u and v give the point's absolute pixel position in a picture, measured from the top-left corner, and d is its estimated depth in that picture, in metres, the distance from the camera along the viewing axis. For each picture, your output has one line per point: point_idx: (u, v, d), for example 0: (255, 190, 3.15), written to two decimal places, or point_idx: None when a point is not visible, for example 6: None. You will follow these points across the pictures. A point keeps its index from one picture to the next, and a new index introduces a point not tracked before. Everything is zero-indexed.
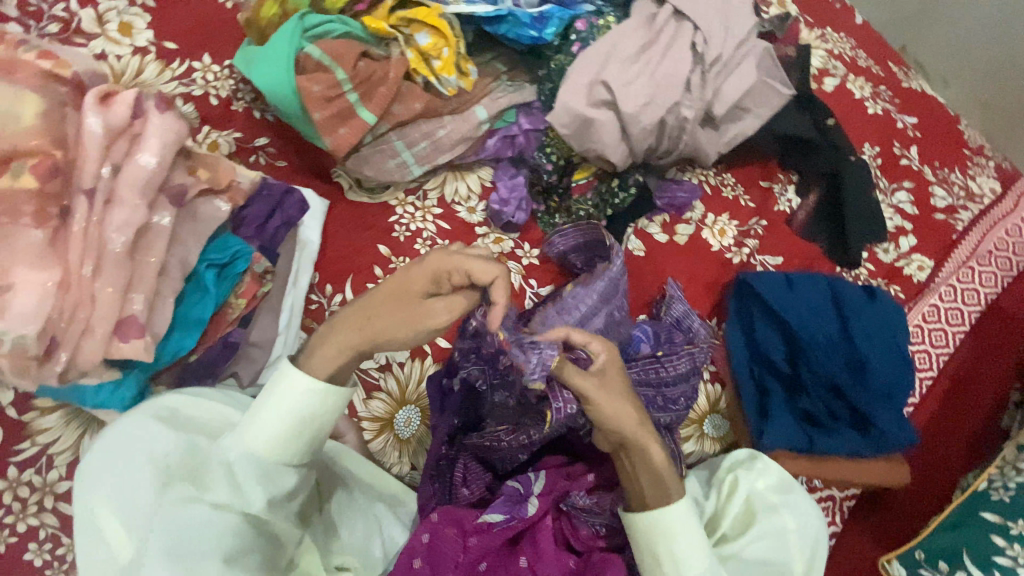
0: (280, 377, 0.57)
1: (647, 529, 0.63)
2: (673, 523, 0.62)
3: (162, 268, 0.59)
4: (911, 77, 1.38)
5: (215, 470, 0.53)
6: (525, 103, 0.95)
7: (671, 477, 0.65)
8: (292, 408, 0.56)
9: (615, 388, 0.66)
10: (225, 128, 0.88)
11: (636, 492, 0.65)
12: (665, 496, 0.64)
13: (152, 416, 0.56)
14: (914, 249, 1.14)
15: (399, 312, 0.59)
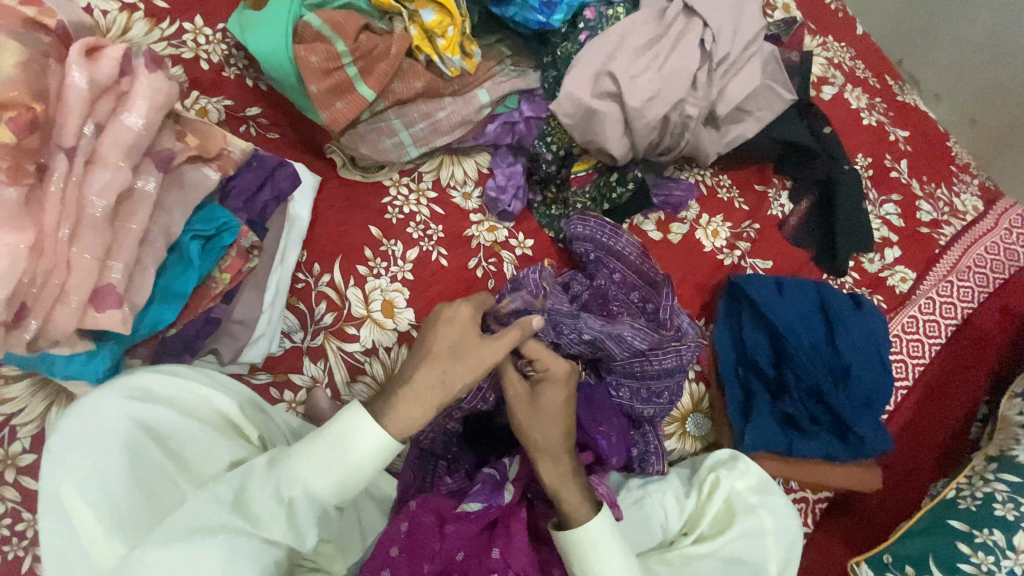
0: (349, 417, 0.54)
1: (564, 540, 0.62)
2: (579, 542, 0.61)
3: (143, 237, 0.56)
4: (906, 90, 1.40)
5: (266, 499, 0.51)
6: (527, 90, 0.93)
7: (573, 502, 0.62)
8: (363, 456, 0.53)
9: (542, 412, 0.64)
10: (214, 95, 0.84)
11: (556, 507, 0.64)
12: (571, 521, 0.62)
13: (130, 397, 0.53)
14: (898, 261, 1.16)
15: (462, 366, 0.59)
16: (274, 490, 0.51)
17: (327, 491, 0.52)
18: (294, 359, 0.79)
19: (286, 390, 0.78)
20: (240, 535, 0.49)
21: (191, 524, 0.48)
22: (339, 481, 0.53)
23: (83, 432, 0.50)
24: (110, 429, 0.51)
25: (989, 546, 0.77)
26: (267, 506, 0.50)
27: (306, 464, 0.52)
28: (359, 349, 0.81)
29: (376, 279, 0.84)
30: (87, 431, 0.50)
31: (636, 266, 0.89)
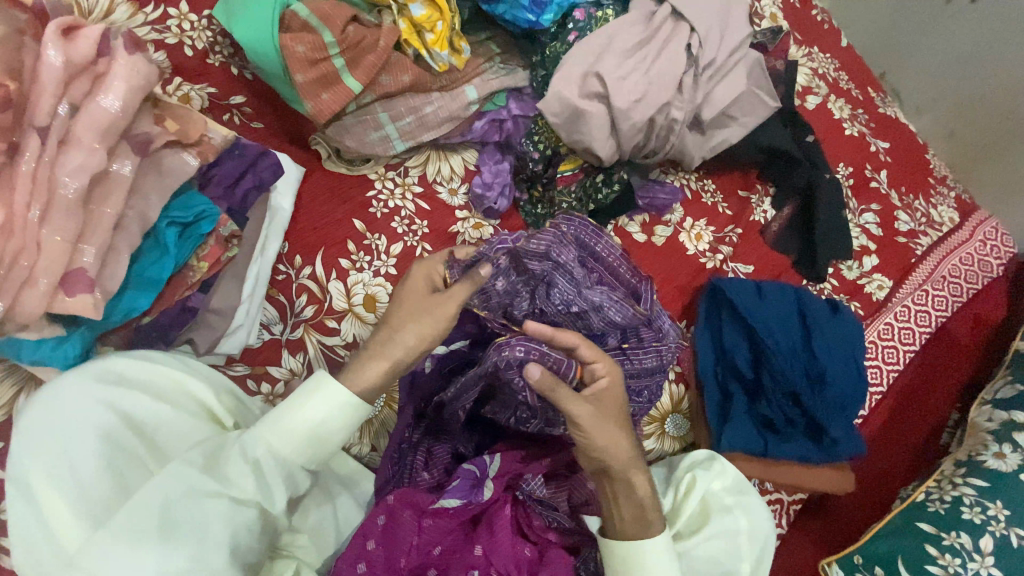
0: (318, 382, 0.56)
1: (617, 554, 0.63)
2: (642, 556, 0.62)
3: (117, 221, 0.55)
4: (888, 103, 1.43)
5: (236, 461, 0.51)
6: (516, 88, 0.93)
7: (651, 509, 0.65)
8: (327, 413, 0.55)
9: (609, 421, 0.64)
10: (198, 82, 0.83)
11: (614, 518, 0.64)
12: (643, 531, 0.63)
13: (97, 379, 0.52)
14: (876, 269, 1.19)
15: (424, 323, 0.61)
16: (242, 453, 0.52)
17: (295, 450, 0.54)
18: (273, 351, 0.78)
19: (263, 382, 0.77)
20: (213, 499, 0.49)
21: (155, 499, 0.47)
22: (308, 438, 0.55)
23: (44, 416, 0.49)
24: (77, 410, 0.50)
25: (955, 548, 0.79)
26: (238, 466, 0.51)
27: (270, 427, 0.54)
28: (340, 342, 0.80)
29: (358, 272, 0.83)
30: (51, 412, 0.49)
31: (609, 262, 0.90)
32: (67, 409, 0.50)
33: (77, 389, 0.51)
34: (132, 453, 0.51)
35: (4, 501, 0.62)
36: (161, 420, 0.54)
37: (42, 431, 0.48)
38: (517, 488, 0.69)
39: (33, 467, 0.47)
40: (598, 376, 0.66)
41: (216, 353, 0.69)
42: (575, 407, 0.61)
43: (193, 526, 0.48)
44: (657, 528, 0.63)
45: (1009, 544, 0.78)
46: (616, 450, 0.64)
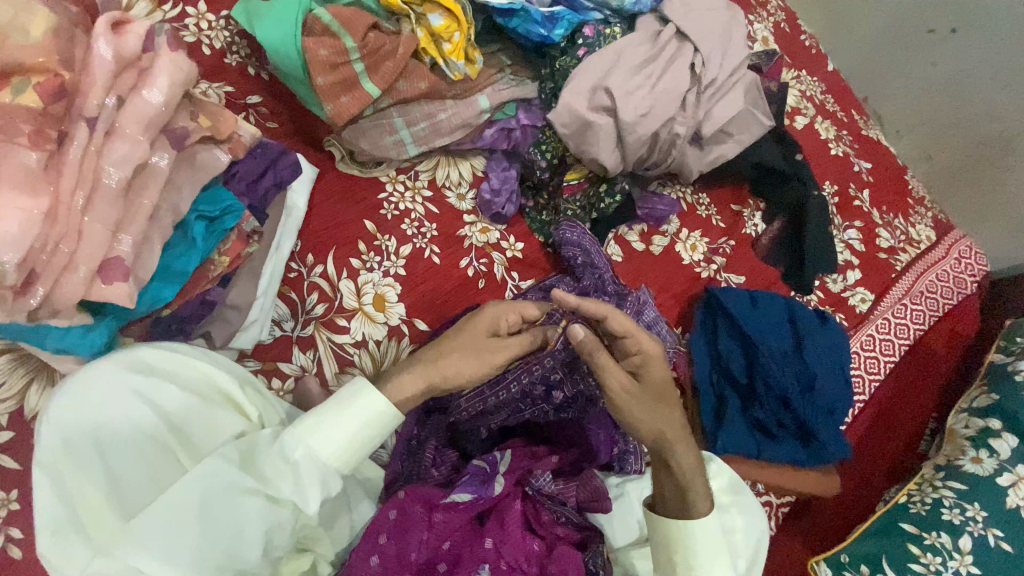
0: (356, 391, 0.58)
1: (670, 536, 0.67)
2: (693, 537, 0.66)
3: (152, 213, 0.56)
4: (870, 126, 1.51)
5: (271, 460, 0.52)
6: (526, 99, 0.96)
7: (696, 488, 0.67)
8: (362, 419, 0.58)
9: (649, 396, 0.68)
10: (215, 80, 0.85)
11: (666, 500, 0.69)
12: (687, 510, 0.67)
13: (125, 369, 0.53)
14: (859, 282, 1.25)
15: (469, 363, 0.65)
16: (279, 453, 0.53)
17: (330, 454, 0.55)
18: (283, 347, 0.79)
19: (274, 378, 0.78)
20: (249, 497, 0.51)
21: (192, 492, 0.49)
22: (340, 442, 0.56)
23: (75, 407, 0.50)
24: (108, 401, 0.51)
25: (936, 547, 0.83)
26: (271, 465, 0.52)
27: (307, 429, 0.55)
28: (349, 341, 0.82)
29: (368, 272, 0.85)
30: (83, 403, 0.50)
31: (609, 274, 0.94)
32: (98, 402, 0.51)
33: (107, 378, 0.51)
34: (162, 445, 0.53)
35: (13, 491, 0.61)
36: (190, 411, 0.55)
37: (74, 424, 0.49)
38: (526, 483, 0.72)
39: (70, 458, 0.49)
40: (630, 350, 0.69)
41: (230, 348, 0.69)
42: (609, 376, 0.65)
43: (228, 521, 0.50)
44: (706, 509, 0.67)
45: (985, 544, 0.83)
46: (661, 427, 0.67)
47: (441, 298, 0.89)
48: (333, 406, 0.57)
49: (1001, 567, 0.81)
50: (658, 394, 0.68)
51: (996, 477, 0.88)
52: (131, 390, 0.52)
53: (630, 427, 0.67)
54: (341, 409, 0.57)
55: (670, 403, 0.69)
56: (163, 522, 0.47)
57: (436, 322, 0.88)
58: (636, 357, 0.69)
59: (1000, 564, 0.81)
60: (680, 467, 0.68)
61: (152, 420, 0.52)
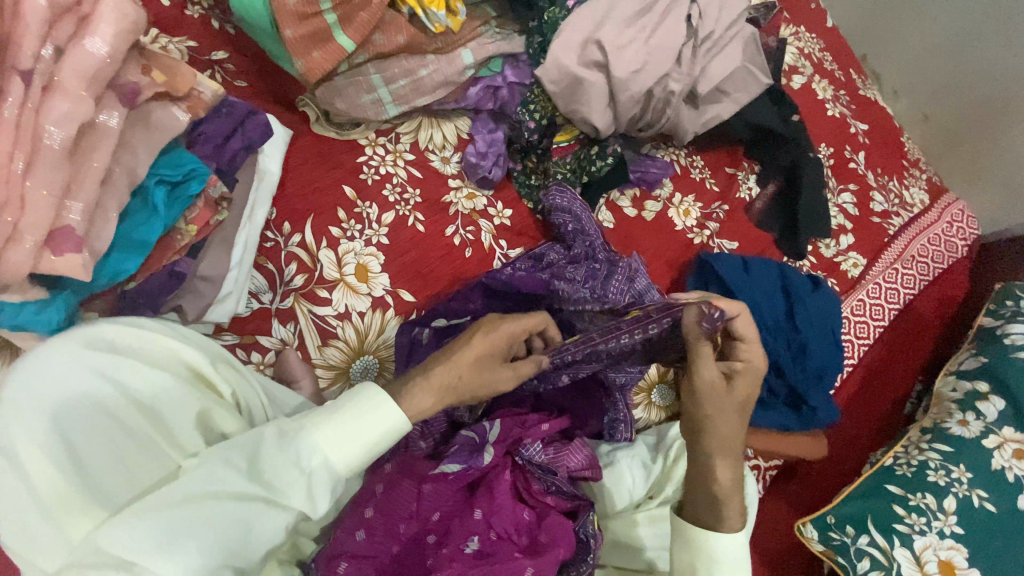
0: (370, 403, 0.52)
1: (690, 538, 0.65)
2: (717, 545, 0.64)
3: (105, 177, 0.52)
4: (868, 85, 1.47)
5: (283, 469, 0.49)
6: (512, 54, 0.91)
7: (730, 505, 0.65)
8: (380, 434, 0.52)
9: (733, 404, 0.67)
10: (176, 35, 0.78)
11: (696, 504, 0.66)
12: (715, 523, 0.65)
13: (85, 347, 0.50)
14: (852, 247, 1.24)
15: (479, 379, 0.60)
16: (290, 465, 0.49)
17: (346, 465, 0.51)
18: (262, 320, 0.76)
19: (253, 352, 0.75)
20: (254, 505, 0.48)
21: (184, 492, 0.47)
22: (355, 450, 0.51)
23: (38, 391, 0.47)
24: (73, 384, 0.48)
25: (921, 508, 0.84)
26: (283, 474, 0.48)
27: (324, 437, 0.50)
28: (331, 313, 0.79)
29: (349, 241, 0.81)
30: (46, 386, 0.47)
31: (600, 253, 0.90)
32: (60, 384, 0.48)
33: (71, 360, 0.49)
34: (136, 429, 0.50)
35: None
36: (164, 395, 0.52)
37: (34, 409, 0.46)
38: (516, 453, 0.70)
39: (30, 448, 0.46)
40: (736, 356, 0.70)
41: (204, 322, 0.66)
42: (704, 372, 0.66)
43: (220, 527, 0.46)
44: (734, 530, 0.65)
45: (970, 504, 0.84)
46: (721, 432, 0.66)
47: (426, 267, 0.85)
48: (347, 409, 0.52)
49: (984, 527, 0.82)
50: (739, 404, 0.67)
51: (983, 439, 0.89)
52: (97, 373, 0.49)
53: (698, 416, 0.67)
54: (354, 417, 0.52)
55: (744, 416, 0.68)
56: (153, 520, 0.45)
57: (422, 292, 0.84)
58: (739, 364, 0.69)
59: (983, 523, 0.83)
60: (714, 482, 0.65)
61: (124, 405, 0.50)
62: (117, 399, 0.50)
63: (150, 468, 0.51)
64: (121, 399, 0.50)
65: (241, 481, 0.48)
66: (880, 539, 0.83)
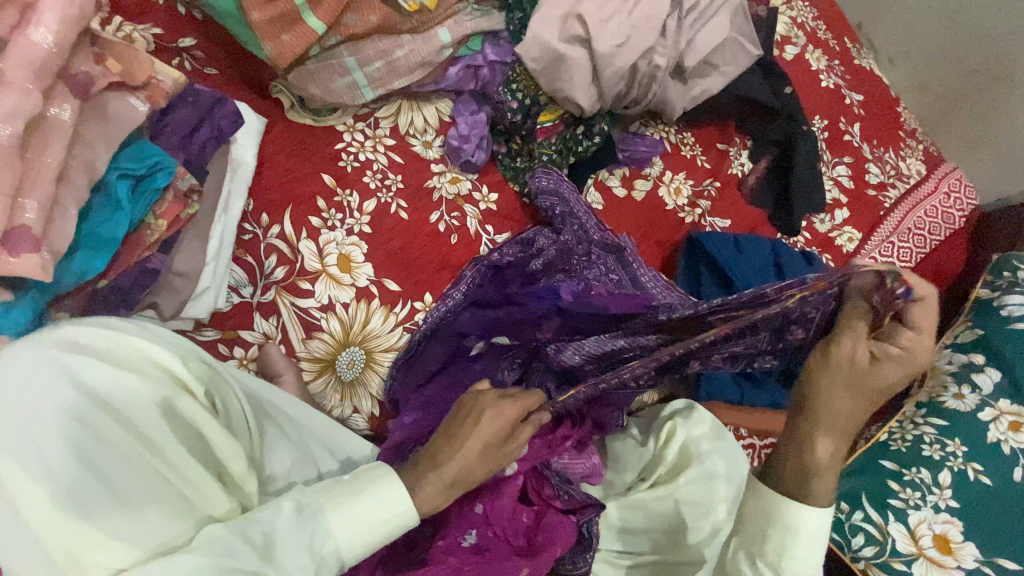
0: (381, 492, 0.52)
1: (767, 503, 0.56)
2: (794, 517, 0.55)
3: (62, 173, 0.50)
4: (863, 54, 1.43)
5: (296, 549, 0.48)
6: (492, 32, 0.88)
7: (819, 483, 0.55)
8: (389, 523, 0.52)
9: (862, 388, 0.53)
10: (142, 22, 0.76)
11: (785, 471, 0.56)
12: (800, 493, 0.55)
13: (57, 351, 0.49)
14: (846, 221, 1.22)
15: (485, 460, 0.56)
16: (305, 546, 0.48)
17: (353, 551, 0.51)
18: (243, 315, 0.74)
19: (236, 346, 0.73)
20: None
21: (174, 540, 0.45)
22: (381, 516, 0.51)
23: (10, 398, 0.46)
24: (46, 391, 0.47)
25: (916, 483, 0.84)
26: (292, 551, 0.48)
27: (336, 519, 0.50)
28: (315, 305, 0.77)
29: (330, 231, 0.79)
30: (18, 393, 0.46)
31: (597, 239, 0.90)
32: (32, 391, 0.46)
33: (40, 364, 0.47)
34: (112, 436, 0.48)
35: None
36: (140, 399, 0.51)
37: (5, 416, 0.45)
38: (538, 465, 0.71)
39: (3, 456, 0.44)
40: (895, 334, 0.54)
41: (182, 318, 0.65)
42: (844, 344, 0.54)
43: None
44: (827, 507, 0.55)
45: (965, 478, 0.83)
46: (834, 408, 0.54)
47: (410, 255, 0.84)
48: (363, 497, 0.51)
49: (979, 500, 0.82)
50: (871, 388, 0.53)
51: (978, 412, 0.88)
52: (71, 379, 0.48)
53: (809, 386, 0.56)
54: (367, 503, 0.51)
55: (866, 404, 0.54)
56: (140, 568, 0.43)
57: (407, 281, 0.83)
58: (896, 349, 0.53)
59: (979, 496, 0.82)
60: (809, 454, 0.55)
61: (99, 412, 0.48)
62: (91, 406, 0.48)
63: (132, 484, 0.48)
64: (96, 405, 0.48)
65: (250, 553, 0.47)
66: (874, 514, 0.83)
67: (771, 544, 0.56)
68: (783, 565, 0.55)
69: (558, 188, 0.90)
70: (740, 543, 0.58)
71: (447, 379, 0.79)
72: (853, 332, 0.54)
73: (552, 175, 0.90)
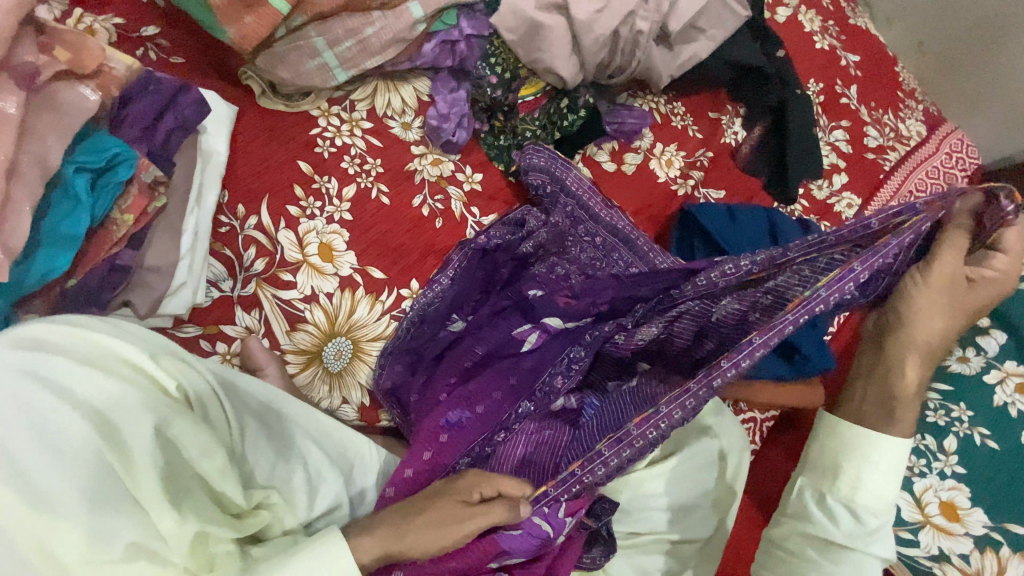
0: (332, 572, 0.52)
1: (840, 434, 0.62)
2: (875, 446, 0.61)
3: (12, 168, 0.49)
4: (858, 13, 1.38)
5: None
6: (467, 4, 0.85)
7: (904, 410, 0.60)
8: None
9: (947, 309, 0.58)
10: (102, 13, 0.73)
11: (864, 404, 0.62)
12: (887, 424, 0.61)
13: (11, 348, 0.48)
14: (845, 187, 1.19)
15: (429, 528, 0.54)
16: None
17: None
18: (224, 309, 0.73)
19: (218, 342, 0.72)
20: None
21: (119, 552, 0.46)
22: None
23: None
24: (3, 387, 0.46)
25: (920, 450, 0.82)
26: None
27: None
28: (298, 296, 0.75)
29: (309, 220, 0.77)
30: None
31: (606, 220, 0.85)
32: None
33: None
34: (69, 430, 0.46)
35: None
36: (99, 392, 0.49)
37: None
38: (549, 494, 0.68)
39: None
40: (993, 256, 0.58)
41: (159, 314, 0.63)
42: (948, 260, 0.57)
43: None
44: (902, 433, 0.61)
45: (972, 443, 0.81)
46: (928, 337, 0.59)
47: (394, 241, 0.81)
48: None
49: (987, 464, 0.80)
50: (952, 307, 0.58)
51: (984, 375, 0.86)
52: (26, 375, 0.47)
53: (890, 318, 0.60)
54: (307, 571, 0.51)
55: (949, 324, 0.58)
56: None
57: (392, 268, 0.81)
58: (988, 271, 0.57)
59: (986, 461, 0.80)
60: (901, 381, 0.60)
61: (55, 406, 0.47)
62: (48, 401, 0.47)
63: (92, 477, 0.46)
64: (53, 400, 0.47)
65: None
66: None
67: (843, 478, 0.62)
68: (860, 499, 0.61)
69: (551, 172, 0.86)
70: (808, 482, 0.65)
71: (491, 373, 0.74)
72: (956, 249, 0.57)
73: (547, 153, 0.87)
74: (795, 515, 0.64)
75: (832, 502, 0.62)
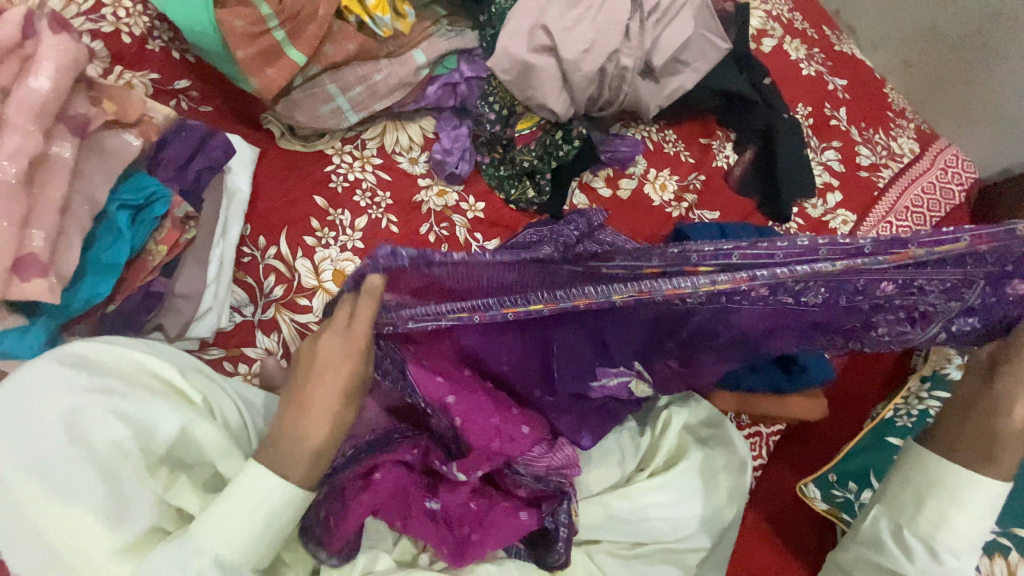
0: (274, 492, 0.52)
1: (928, 469, 0.59)
2: (969, 489, 0.57)
3: (65, 206, 0.56)
4: (843, 40, 1.44)
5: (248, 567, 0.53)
6: (466, 50, 0.93)
7: (1004, 456, 0.57)
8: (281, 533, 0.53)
9: None
10: (140, 69, 0.82)
11: (960, 438, 0.59)
12: (978, 464, 0.58)
13: (55, 362, 0.53)
14: (840, 205, 1.23)
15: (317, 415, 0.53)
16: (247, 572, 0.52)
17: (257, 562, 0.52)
18: (245, 333, 0.78)
19: (240, 363, 0.77)
20: None
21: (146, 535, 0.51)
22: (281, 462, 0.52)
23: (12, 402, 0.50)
24: (44, 393, 0.51)
25: None
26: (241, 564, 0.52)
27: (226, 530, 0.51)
28: (312, 319, 0.81)
29: (324, 248, 0.84)
30: (19, 399, 0.51)
31: None
32: (29, 396, 0.51)
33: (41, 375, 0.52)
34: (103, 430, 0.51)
35: None
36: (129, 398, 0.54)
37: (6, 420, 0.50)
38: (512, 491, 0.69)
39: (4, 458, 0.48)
40: None
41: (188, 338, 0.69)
42: None
43: None
44: (998, 477, 0.57)
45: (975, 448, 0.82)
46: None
47: None
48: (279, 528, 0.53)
49: None
50: None
51: None
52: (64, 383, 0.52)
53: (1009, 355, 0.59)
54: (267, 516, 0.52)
55: None
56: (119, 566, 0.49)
57: None
58: None
59: None
60: (1008, 420, 0.58)
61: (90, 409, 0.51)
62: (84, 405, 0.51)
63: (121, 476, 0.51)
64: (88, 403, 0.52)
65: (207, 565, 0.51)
66: None
67: (927, 513, 0.59)
68: (941, 538, 0.58)
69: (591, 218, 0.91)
70: (884, 513, 0.62)
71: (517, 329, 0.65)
72: None
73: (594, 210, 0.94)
74: (867, 542, 0.62)
75: (909, 537, 0.59)
